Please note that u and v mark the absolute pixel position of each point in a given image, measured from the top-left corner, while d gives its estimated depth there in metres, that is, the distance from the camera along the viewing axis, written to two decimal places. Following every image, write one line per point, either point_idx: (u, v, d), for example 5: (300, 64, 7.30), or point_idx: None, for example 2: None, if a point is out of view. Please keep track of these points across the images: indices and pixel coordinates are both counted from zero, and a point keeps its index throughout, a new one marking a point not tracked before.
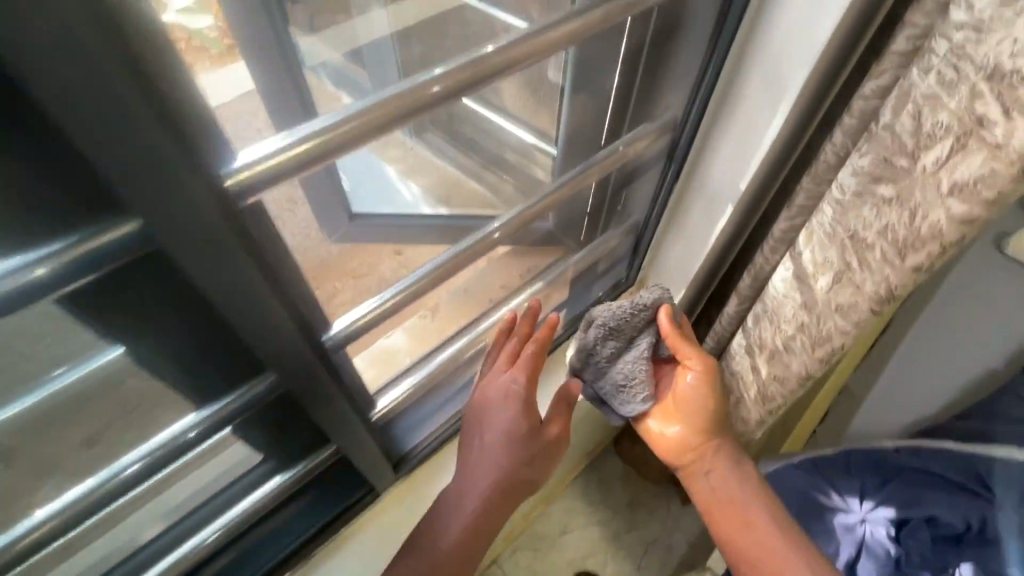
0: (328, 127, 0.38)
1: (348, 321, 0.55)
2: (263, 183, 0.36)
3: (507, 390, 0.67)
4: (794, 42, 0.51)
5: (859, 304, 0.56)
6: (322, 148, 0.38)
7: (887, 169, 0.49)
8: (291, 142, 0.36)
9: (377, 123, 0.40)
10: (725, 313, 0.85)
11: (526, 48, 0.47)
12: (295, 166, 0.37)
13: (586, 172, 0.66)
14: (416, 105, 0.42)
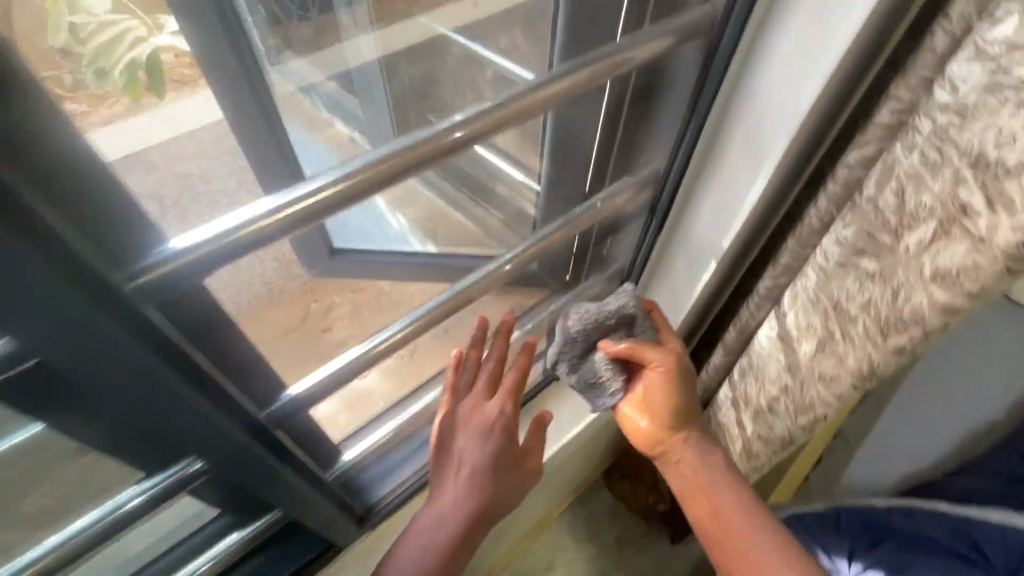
0: (272, 212, 0.36)
1: (308, 385, 0.51)
2: (194, 274, 0.33)
3: (495, 421, 0.62)
4: (776, 109, 0.50)
5: (842, 375, 0.54)
6: (264, 233, 0.36)
7: (870, 243, 0.47)
8: (228, 232, 0.34)
9: (331, 203, 0.38)
10: (711, 362, 0.82)
11: (523, 104, 0.46)
12: (232, 254, 0.35)
13: (571, 222, 0.65)
14: (377, 181, 0.40)
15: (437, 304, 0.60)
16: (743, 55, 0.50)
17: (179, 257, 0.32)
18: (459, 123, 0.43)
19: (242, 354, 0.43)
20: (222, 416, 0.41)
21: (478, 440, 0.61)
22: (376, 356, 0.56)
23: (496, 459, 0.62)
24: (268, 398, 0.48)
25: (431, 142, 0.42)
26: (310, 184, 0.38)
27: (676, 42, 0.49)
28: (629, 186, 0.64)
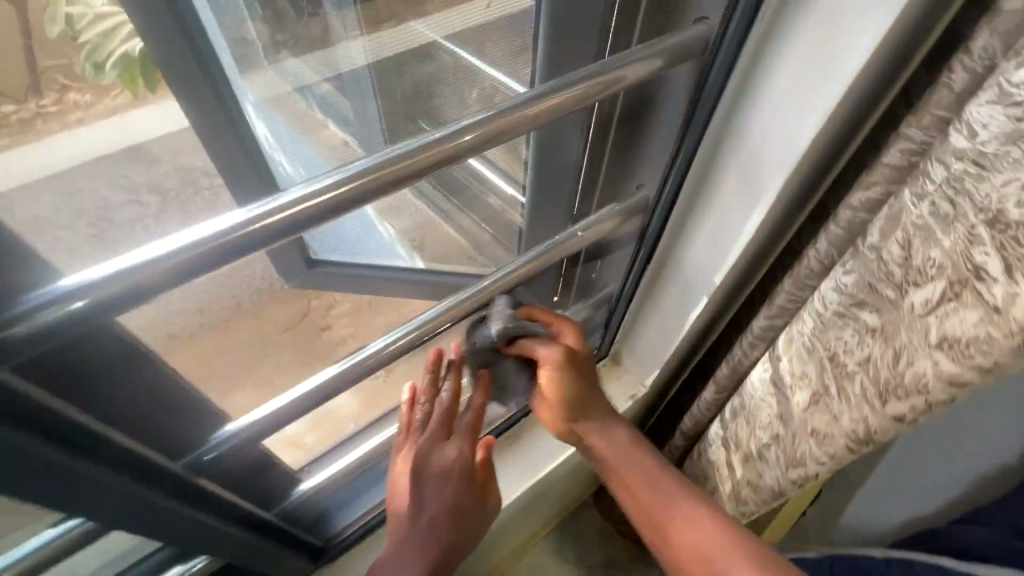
0: (233, 231, 0.33)
1: (246, 424, 0.47)
2: (126, 304, 0.30)
3: (453, 463, 0.59)
4: (773, 141, 0.46)
5: (836, 435, 0.49)
6: (225, 253, 0.33)
7: (872, 295, 0.42)
8: (175, 253, 0.31)
9: (303, 219, 0.36)
10: (702, 398, 0.77)
11: (509, 119, 0.42)
12: (182, 277, 0.32)
13: (555, 247, 0.61)
14: (367, 192, 0.38)
15: (419, 325, 0.55)
16: (735, 88, 0.46)
17: (102, 291, 0.29)
18: (450, 137, 0.41)
19: (159, 400, 0.38)
20: (132, 480, 0.36)
21: (436, 486, 0.58)
22: (336, 386, 0.52)
23: (456, 501, 0.60)
24: (194, 444, 0.43)
25: (421, 153, 0.39)
26: (287, 197, 0.35)
27: (667, 64, 0.45)
28: (613, 215, 0.60)
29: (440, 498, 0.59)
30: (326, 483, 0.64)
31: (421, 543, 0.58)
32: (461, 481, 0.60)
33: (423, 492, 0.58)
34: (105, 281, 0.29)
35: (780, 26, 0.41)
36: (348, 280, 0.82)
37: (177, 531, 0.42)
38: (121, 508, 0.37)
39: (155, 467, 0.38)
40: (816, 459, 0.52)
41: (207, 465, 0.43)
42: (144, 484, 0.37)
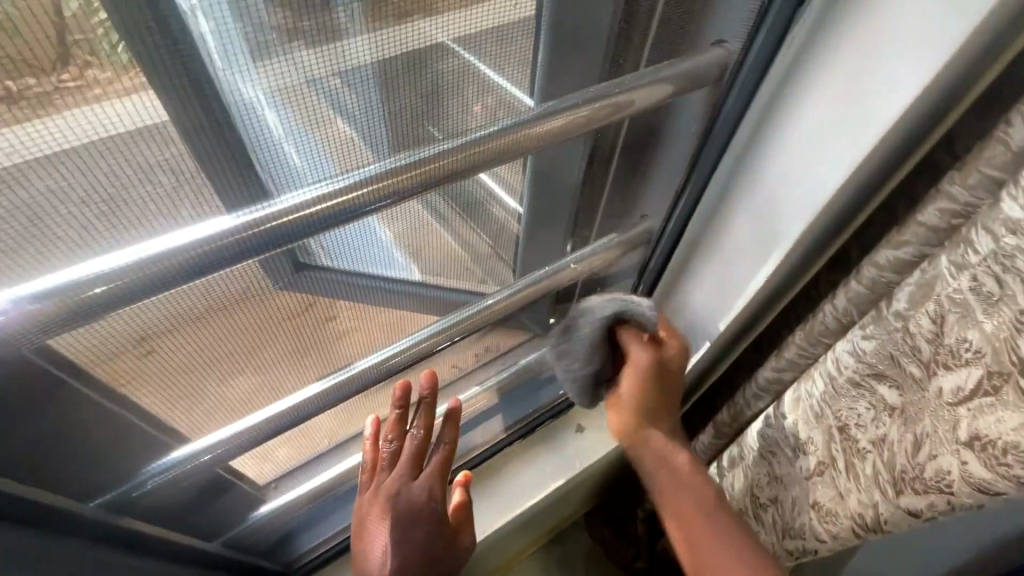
0: (204, 243, 0.30)
1: (210, 443, 0.44)
2: (60, 326, 0.28)
3: (424, 506, 0.53)
4: (791, 182, 0.41)
5: (841, 514, 0.43)
6: (182, 269, 0.30)
7: (894, 367, 0.37)
8: (115, 270, 0.28)
9: (294, 231, 0.33)
10: (699, 440, 0.71)
11: (507, 140, 0.38)
12: (125, 298, 0.29)
13: (553, 274, 0.57)
14: (357, 206, 0.35)
15: (420, 339, 0.54)
16: (751, 125, 0.42)
17: (23, 309, 0.26)
18: (460, 148, 0.37)
19: (79, 440, 0.35)
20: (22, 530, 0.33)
21: (403, 531, 0.51)
22: (319, 405, 0.49)
23: (427, 549, 0.52)
24: (129, 477, 0.40)
25: (431, 162, 0.36)
26: (268, 209, 0.32)
27: (676, 91, 0.41)
28: (608, 247, 0.58)
29: (408, 546, 0.51)
30: (291, 503, 0.61)
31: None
32: (432, 528, 0.53)
33: (391, 531, 0.51)
34: (36, 298, 0.26)
35: (805, 63, 0.37)
36: (349, 302, 0.47)
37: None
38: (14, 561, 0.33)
39: (58, 511, 0.35)
40: (816, 536, 0.47)
41: (138, 498, 0.41)
42: (38, 531, 0.35)
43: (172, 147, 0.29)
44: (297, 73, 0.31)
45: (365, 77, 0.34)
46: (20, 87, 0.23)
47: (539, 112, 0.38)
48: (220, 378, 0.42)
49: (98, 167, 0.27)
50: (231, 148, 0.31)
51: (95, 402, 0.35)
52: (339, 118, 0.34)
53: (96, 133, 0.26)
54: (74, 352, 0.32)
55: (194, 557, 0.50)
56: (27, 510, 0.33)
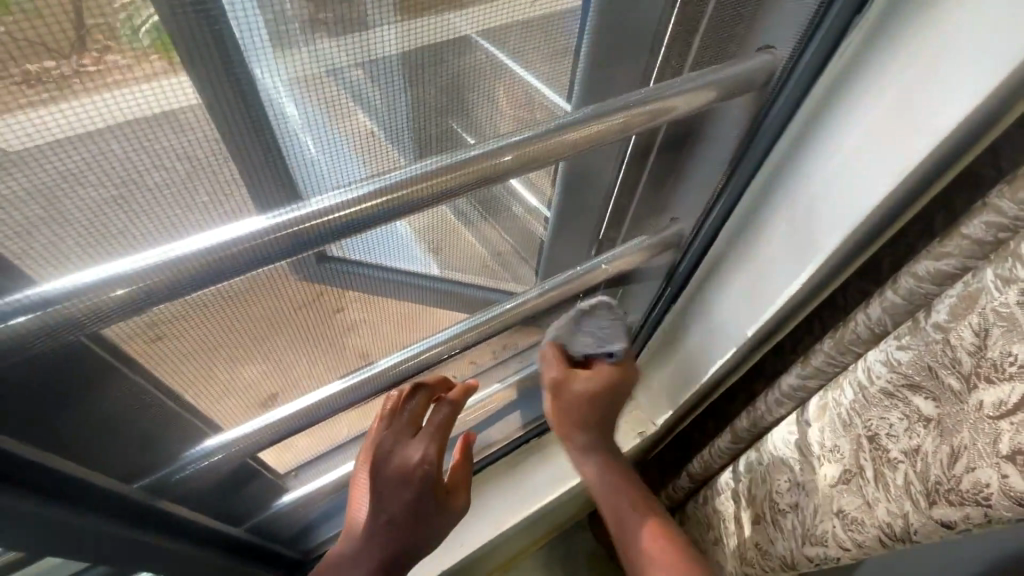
0: (233, 245, 0.30)
1: (233, 438, 0.44)
2: (117, 315, 0.28)
3: (416, 466, 0.54)
4: (833, 192, 0.42)
5: (868, 523, 0.44)
6: (210, 271, 0.30)
7: (930, 377, 0.38)
8: (147, 269, 0.28)
9: (319, 236, 0.33)
10: (715, 444, 0.69)
11: (542, 146, 0.38)
12: (155, 298, 0.29)
13: (583, 275, 0.57)
14: (391, 209, 0.35)
15: (440, 343, 0.54)
16: (794, 134, 0.43)
17: (59, 306, 0.26)
18: (494, 153, 0.37)
19: (119, 421, 0.37)
20: (79, 512, 0.34)
21: (394, 488, 0.53)
22: (339, 404, 0.50)
23: (416, 507, 0.54)
24: (165, 462, 0.41)
25: (457, 169, 0.36)
26: (306, 208, 0.32)
27: (721, 95, 0.40)
28: (639, 249, 0.57)
29: (394, 501, 0.53)
30: (310, 494, 0.62)
31: (365, 545, 0.53)
32: (423, 488, 0.54)
33: (380, 486, 0.53)
34: (74, 295, 0.27)
35: (853, 75, 0.38)
36: (369, 293, 0.47)
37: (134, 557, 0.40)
38: (69, 540, 0.34)
39: (107, 492, 0.36)
40: (839, 543, 0.47)
41: (179, 480, 0.42)
42: (90, 509, 0.35)
43: (204, 125, 0.29)
44: (318, 64, 0.31)
45: (387, 69, 0.34)
46: (59, 66, 0.24)
47: (584, 112, 0.38)
48: (233, 369, 0.41)
49: (129, 150, 0.28)
50: (257, 136, 0.32)
51: (141, 385, 0.36)
52: (359, 109, 0.34)
53: (121, 115, 0.26)
54: (121, 337, 0.33)
55: (223, 542, 0.51)
56: (81, 491, 0.34)
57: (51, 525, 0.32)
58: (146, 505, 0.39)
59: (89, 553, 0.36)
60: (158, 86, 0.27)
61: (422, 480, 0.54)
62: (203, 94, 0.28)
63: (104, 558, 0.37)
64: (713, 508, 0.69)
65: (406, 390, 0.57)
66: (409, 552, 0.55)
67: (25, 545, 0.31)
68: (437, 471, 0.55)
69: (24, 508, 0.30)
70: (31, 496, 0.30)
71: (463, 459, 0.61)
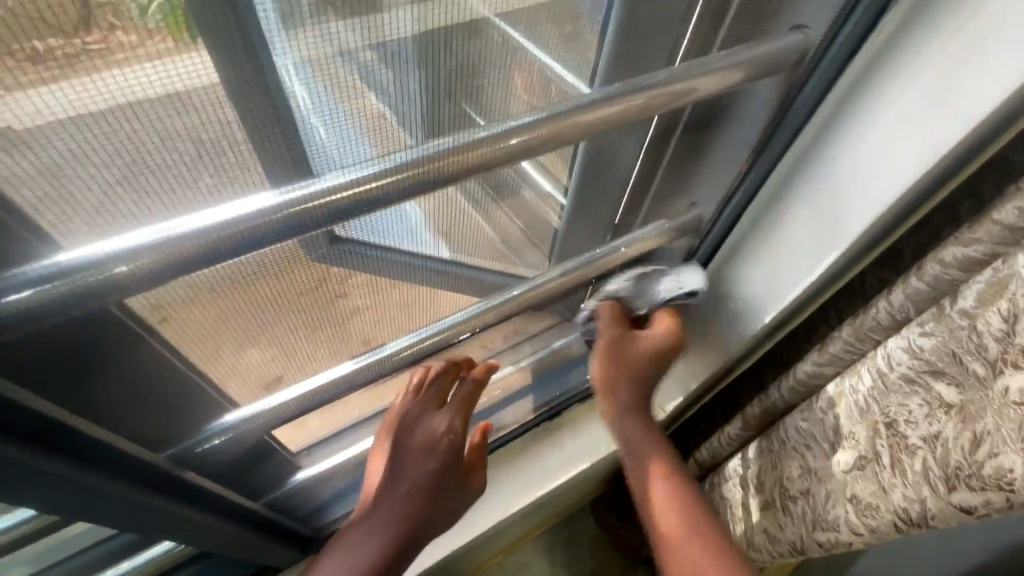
0: (250, 219, 0.29)
1: (250, 414, 0.44)
2: (135, 288, 0.28)
3: (440, 436, 0.57)
4: (861, 179, 0.42)
5: (882, 509, 0.44)
6: (218, 248, 0.29)
7: (953, 364, 0.38)
8: (158, 242, 0.27)
9: (327, 214, 0.32)
10: (724, 430, 0.69)
11: (553, 127, 0.36)
12: (158, 275, 0.28)
13: (605, 258, 0.57)
14: (407, 188, 0.33)
15: (445, 327, 0.53)
16: (824, 116, 0.43)
17: (58, 283, 0.25)
18: (500, 135, 0.35)
19: (146, 391, 0.37)
20: (114, 479, 0.34)
21: (421, 457, 0.55)
22: (348, 386, 0.50)
23: (438, 479, 0.56)
24: (189, 434, 0.42)
25: (462, 152, 0.34)
26: (319, 184, 0.31)
27: (749, 77, 0.39)
28: (660, 232, 0.57)
29: (421, 469, 0.55)
30: (325, 473, 0.62)
31: (385, 516, 0.53)
32: (446, 460, 0.57)
33: (405, 453, 0.55)
34: (79, 269, 0.26)
35: (887, 63, 0.38)
36: (374, 276, 0.47)
37: (155, 526, 0.40)
38: (104, 509, 0.35)
39: (137, 462, 0.36)
40: (851, 528, 0.48)
41: (198, 454, 0.42)
42: (129, 484, 0.35)
43: (225, 105, 0.30)
44: (330, 45, 0.31)
45: (401, 50, 0.34)
46: (73, 44, 0.24)
47: (599, 95, 0.37)
48: (239, 347, 0.42)
49: (159, 124, 0.28)
50: (278, 120, 0.32)
51: (163, 356, 0.36)
52: (370, 92, 0.35)
53: (135, 96, 0.27)
54: (141, 309, 0.33)
55: (246, 516, 0.51)
56: (118, 462, 0.34)
57: (84, 494, 0.32)
58: (176, 476, 0.40)
59: (119, 522, 0.36)
60: (165, 67, 0.27)
61: (448, 450, 0.57)
62: (220, 73, 0.29)
63: (129, 526, 0.38)
64: (721, 495, 0.69)
65: (434, 368, 0.59)
66: (430, 526, 0.56)
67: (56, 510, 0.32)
68: (459, 445, 0.58)
69: (57, 472, 0.30)
70: (71, 462, 0.31)
71: (478, 454, 0.62)
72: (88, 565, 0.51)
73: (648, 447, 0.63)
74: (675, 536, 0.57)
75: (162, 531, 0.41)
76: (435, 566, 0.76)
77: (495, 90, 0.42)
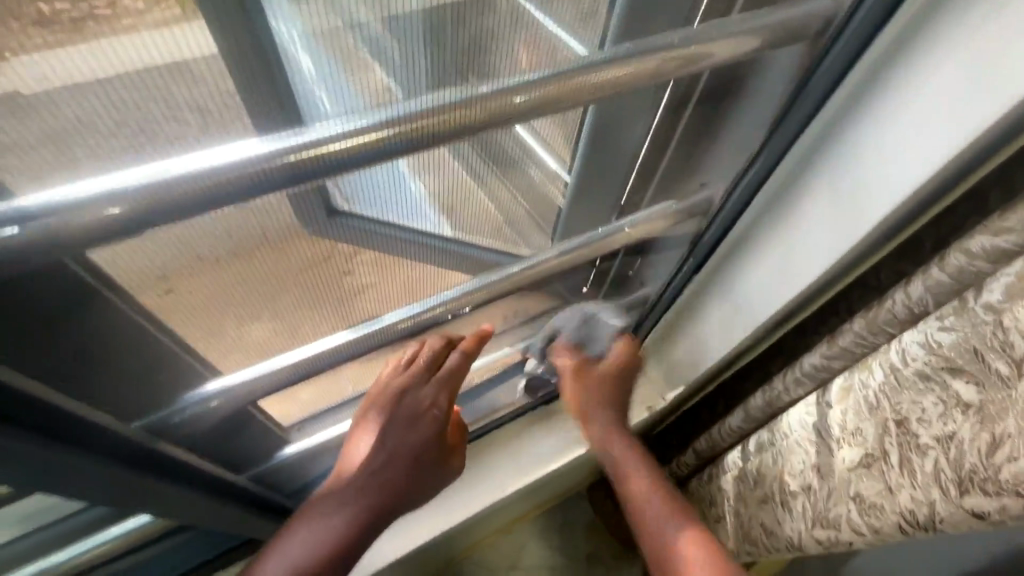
0: (230, 170, 0.27)
1: (231, 383, 0.43)
2: (102, 238, 0.26)
3: (426, 410, 0.57)
4: (883, 163, 0.39)
5: (887, 509, 0.42)
6: (194, 198, 0.27)
7: (974, 362, 0.36)
8: (126, 189, 0.25)
9: (317, 168, 0.29)
10: (725, 422, 0.67)
11: (556, 88, 0.33)
12: (133, 225, 0.26)
13: (609, 238, 0.54)
14: (401, 146, 0.31)
15: (441, 302, 0.51)
16: (845, 96, 0.39)
17: (23, 226, 0.24)
18: (503, 93, 0.32)
19: (123, 354, 0.36)
20: (79, 450, 0.33)
21: (406, 429, 0.56)
22: (333, 360, 0.48)
23: (419, 451, 0.57)
24: (169, 402, 0.41)
25: (464, 109, 0.32)
26: (304, 135, 0.29)
27: (769, 44, 0.36)
28: (668, 214, 0.54)
29: (405, 442, 0.56)
30: (316, 448, 0.61)
31: (363, 488, 0.54)
32: (430, 433, 0.58)
33: (390, 426, 0.55)
34: (39, 214, 0.24)
35: (914, 44, 0.35)
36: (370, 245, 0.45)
37: (130, 497, 0.38)
38: (76, 478, 0.34)
39: (108, 433, 0.34)
40: (852, 527, 0.46)
41: (178, 425, 0.41)
42: (103, 456, 0.35)
43: (221, 70, 0.30)
44: (338, 18, 0.32)
45: (408, 25, 0.34)
46: (81, 8, 0.24)
47: (607, 57, 0.34)
48: (240, 312, 0.42)
49: (143, 85, 0.28)
50: (274, 84, 0.32)
51: (136, 318, 0.35)
52: (376, 66, 0.35)
53: (125, 60, 0.27)
54: (117, 268, 0.32)
55: (230, 490, 0.50)
56: (90, 433, 0.33)
57: (54, 462, 0.31)
58: (149, 448, 0.38)
59: (90, 491, 0.35)
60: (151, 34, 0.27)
61: (431, 426, 0.57)
62: (217, 42, 0.29)
63: (104, 494, 0.37)
64: (719, 486, 0.67)
65: (428, 341, 0.57)
66: (407, 496, 0.58)
67: (19, 477, 0.30)
68: (442, 421, 0.58)
69: (17, 441, 0.28)
70: (32, 433, 0.29)
71: (459, 433, 0.64)
72: (72, 532, 0.50)
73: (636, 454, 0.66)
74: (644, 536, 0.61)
75: (143, 502, 0.40)
76: (427, 544, 0.76)
77: (502, 57, 0.40)
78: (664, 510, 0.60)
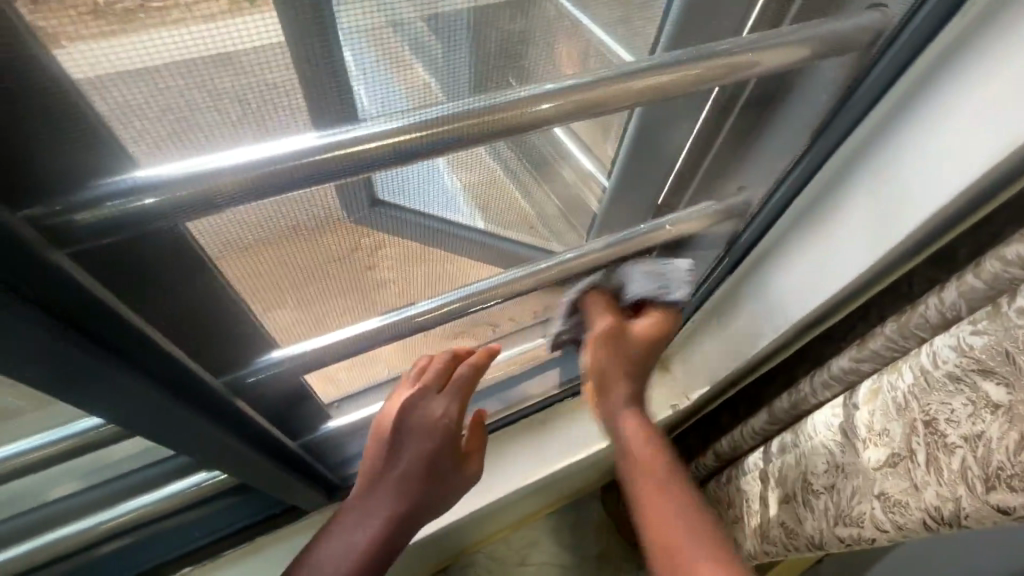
0: (314, 152, 0.30)
1: (292, 354, 0.47)
2: (212, 208, 0.29)
3: (437, 421, 0.59)
4: (925, 169, 0.41)
5: (912, 506, 0.44)
6: (285, 175, 0.30)
7: (1005, 364, 0.37)
8: (232, 166, 0.28)
9: (375, 160, 0.32)
10: (748, 423, 0.68)
11: (609, 90, 0.36)
12: (236, 198, 0.29)
13: (648, 236, 0.56)
14: (449, 140, 0.34)
15: (475, 291, 0.54)
16: (892, 102, 0.41)
17: (151, 195, 0.27)
18: (530, 99, 0.34)
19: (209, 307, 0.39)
20: (173, 398, 0.36)
21: (419, 440, 0.58)
22: (373, 341, 0.51)
23: (432, 459, 0.60)
24: (243, 362, 0.45)
25: (499, 111, 0.34)
26: (362, 129, 0.31)
27: (818, 54, 0.38)
28: (706, 215, 0.56)
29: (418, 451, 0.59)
30: (355, 423, 0.65)
31: (384, 495, 0.58)
32: (443, 441, 0.60)
33: (402, 438, 0.58)
34: (161, 185, 0.27)
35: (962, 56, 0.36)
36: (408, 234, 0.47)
37: (205, 449, 0.42)
38: (165, 424, 0.37)
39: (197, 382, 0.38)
40: (876, 524, 0.47)
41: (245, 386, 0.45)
42: (193, 408, 0.38)
43: (273, 67, 0.30)
44: (386, 15, 0.31)
45: (453, 23, 0.35)
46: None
47: (661, 62, 0.36)
48: (281, 291, 0.43)
49: (200, 78, 0.28)
50: (325, 74, 0.31)
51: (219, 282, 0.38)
52: (417, 62, 0.34)
53: (176, 54, 0.27)
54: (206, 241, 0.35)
55: (285, 454, 0.54)
56: (183, 380, 0.37)
57: (156, 404, 0.35)
58: (227, 401, 0.42)
59: (175, 439, 0.39)
60: (203, 30, 0.26)
61: (444, 435, 0.60)
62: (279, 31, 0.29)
63: (184, 442, 0.40)
64: (739, 486, 0.68)
65: (437, 356, 0.60)
66: (427, 502, 0.61)
67: (123, 416, 0.34)
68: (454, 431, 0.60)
69: (125, 380, 0.32)
70: (138, 375, 0.33)
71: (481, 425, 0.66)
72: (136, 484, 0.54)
73: (648, 440, 0.67)
74: (664, 550, 0.59)
75: (216, 457, 0.44)
76: (450, 527, 0.78)
77: (537, 57, 0.41)
78: (685, 527, 0.59)
